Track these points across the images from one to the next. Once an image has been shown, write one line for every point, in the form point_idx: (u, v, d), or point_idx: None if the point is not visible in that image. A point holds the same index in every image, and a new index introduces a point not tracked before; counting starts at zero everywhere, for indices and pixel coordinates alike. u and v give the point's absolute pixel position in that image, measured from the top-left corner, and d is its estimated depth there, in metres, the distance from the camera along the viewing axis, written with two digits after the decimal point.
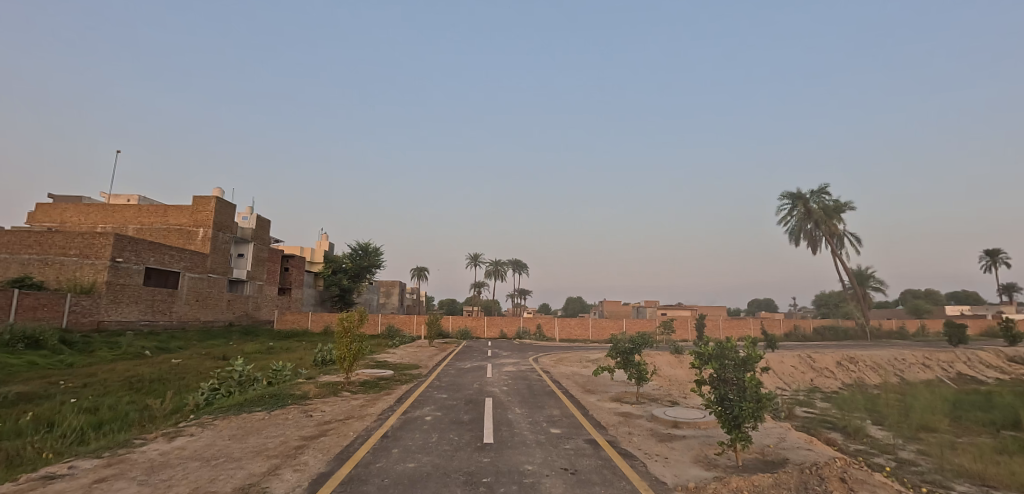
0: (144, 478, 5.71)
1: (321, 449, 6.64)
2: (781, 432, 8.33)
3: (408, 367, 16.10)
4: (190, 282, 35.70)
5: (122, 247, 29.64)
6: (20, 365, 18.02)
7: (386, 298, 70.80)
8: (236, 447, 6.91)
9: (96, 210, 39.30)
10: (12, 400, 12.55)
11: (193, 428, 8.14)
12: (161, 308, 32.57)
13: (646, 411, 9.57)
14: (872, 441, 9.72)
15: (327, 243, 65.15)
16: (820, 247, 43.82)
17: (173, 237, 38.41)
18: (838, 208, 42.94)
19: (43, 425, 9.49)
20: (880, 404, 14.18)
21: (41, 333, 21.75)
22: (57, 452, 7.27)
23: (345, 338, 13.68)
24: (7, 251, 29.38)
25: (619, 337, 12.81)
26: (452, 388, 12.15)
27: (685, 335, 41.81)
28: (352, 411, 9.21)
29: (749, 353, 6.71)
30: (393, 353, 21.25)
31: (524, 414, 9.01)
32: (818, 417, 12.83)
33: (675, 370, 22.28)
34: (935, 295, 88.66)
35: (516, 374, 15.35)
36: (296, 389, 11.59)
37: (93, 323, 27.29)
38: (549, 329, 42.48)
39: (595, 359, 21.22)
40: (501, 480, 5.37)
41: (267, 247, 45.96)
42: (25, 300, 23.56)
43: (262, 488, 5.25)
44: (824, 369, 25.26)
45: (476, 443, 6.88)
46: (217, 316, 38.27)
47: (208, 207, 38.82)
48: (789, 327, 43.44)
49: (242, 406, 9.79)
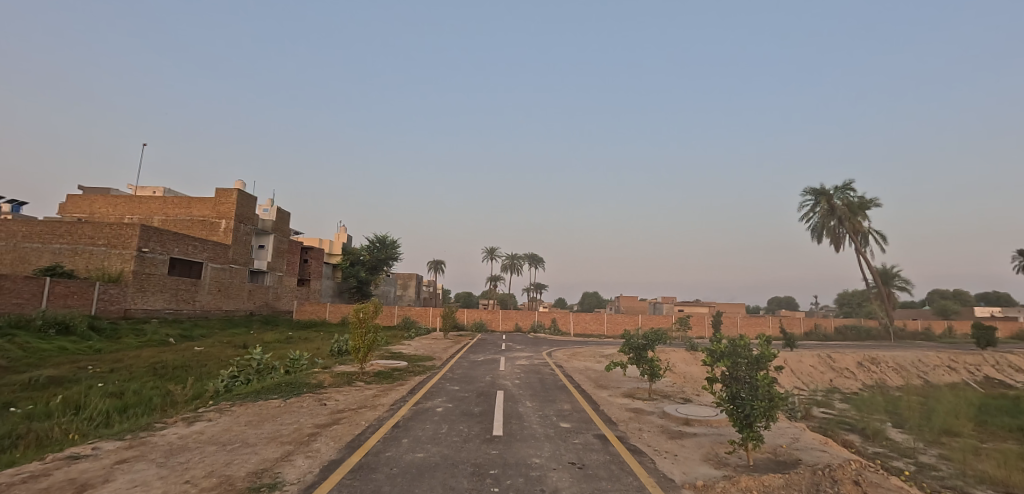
0: (162, 461, 5.89)
1: (334, 437, 6.76)
2: (795, 432, 8.17)
3: (421, 360, 16.23)
4: (213, 272, 36.67)
5: (148, 237, 30.44)
6: (51, 350, 18.80)
7: (404, 291, 71.83)
8: (252, 433, 7.10)
9: (124, 202, 40.56)
10: (44, 383, 13.12)
11: (211, 414, 8.40)
12: (185, 297, 33.50)
13: (657, 408, 9.50)
14: (891, 444, 9.48)
15: (344, 235, 65.98)
16: (843, 244, 42.71)
17: (197, 228, 39.39)
18: (863, 205, 41.82)
19: (71, 407, 9.91)
20: (902, 406, 13.77)
21: (71, 319, 22.58)
22: (83, 433, 7.57)
23: (360, 329, 13.78)
24: (39, 241, 30.33)
25: (632, 332, 12.67)
26: (464, 381, 12.17)
27: (702, 332, 41.38)
28: (365, 400, 9.35)
29: (762, 351, 6.59)
30: (408, 345, 21.47)
31: (535, 407, 9.05)
32: (836, 418, 12.57)
33: (690, 368, 22.08)
34: (965, 295, 85.99)
35: (530, 367, 15.41)
36: (312, 378, 11.82)
37: (120, 311, 28.26)
38: (564, 324, 42.45)
39: (610, 355, 21.20)
40: (508, 473, 5.39)
41: (287, 239, 46.77)
42: (57, 287, 24.52)
43: (274, 474, 5.35)
44: (844, 369, 24.73)
45: (485, 435, 6.92)
46: (238, 306, 39.21)
47: (229, 199, 39.61)
48: (809, 326, 42.59)
49: (259, 394, 10.05)
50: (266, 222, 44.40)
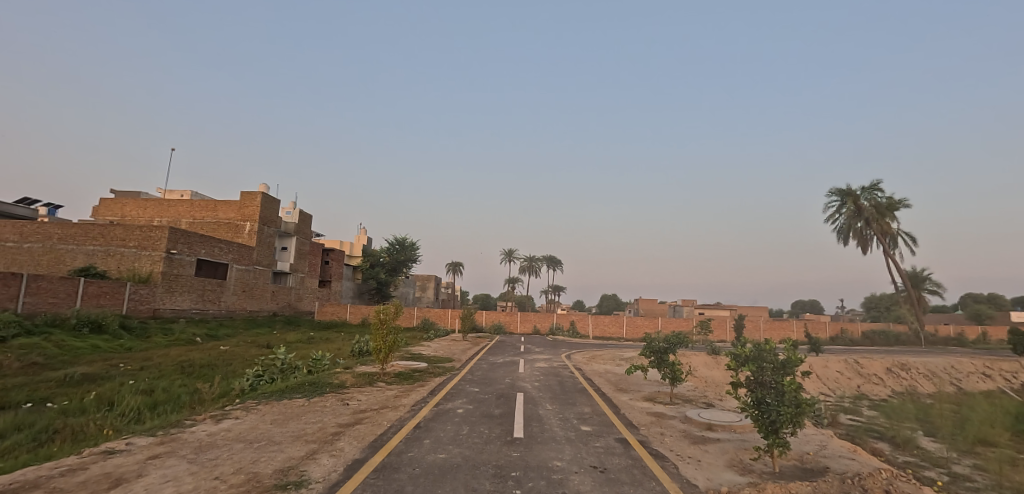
0: (192, 457, 6.06)
1: (356, 436, 6.85)
2: (822, 439, 7.97)
3: (441, 361, 16.35)
4: (238, 273, 37.55)
5: (176, 239, 31.35)
6: (85, 348, 19.49)
7: (423, 292, 72.43)
8: (277, 431, 7.24)
9: (154, 205, 41.83)
10: (78, 380, 13.63)
11: (237, 412, 8.60)
12: (211, 297, 34.39)
13: (679, 412, 9.37)
14: (923, 453, 9.18)
15: (365, 237, 66.85)
16: (871, 246, 41.52)
17: (223, 231, 40.41)
18: (892, 206, 40.62)
19: (104, 403, 10.28)
20: (934, 415, 13.30)
21: (103, 318, 23.36)
22: (117, 429, 7.85)
23: (380, 330, 13.93)
24: (74, 243, 31.50)
25: (653, 335, 12.51)
26: (484, 382, 12.22)
27: (723, 335, 40.73)
28: (386, 401, 9.45)
29: (788, 356, 6.48)
30: (428, 346, 21.68)
31: (555, 410, 9.00)
32: (864, 425, 12.21)
33: (711, 372, 21.74)
34: (1000, 300, 82.67)
35: (549, 370, 15.38)
36: (335, 378, 12.02)
37: (150, 310, 29.14)
38: (583, 326, 42.19)
39: (629, 358, 21.02)
40: (530, 475, 5.39)
41: (309, 241, 47.61)
42: (90, 288, 25.42)
43: (300, 471, 5.46)
44: (872, 375, 24.02)
45: (505, 437, 6.92)
46: (262, 306, 40.05)
47: (254, 202, 40.52)
48: (835, 330, 41.50)
49: (283, 393, 10.23)
50: (289, 224, 45.29)
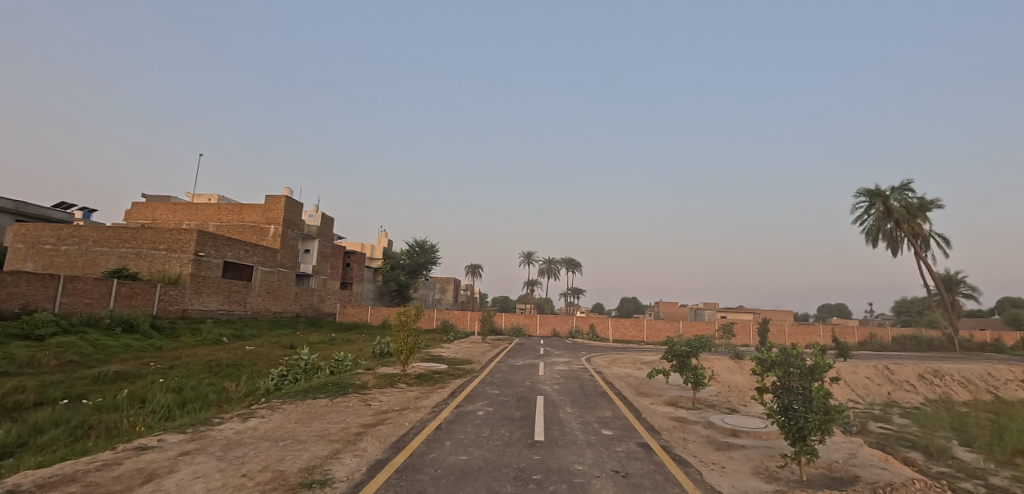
0: (220, 454, 6.22)
1: (379, 436, 6.94)
2: (851, 447, 7.76)
3: (461, 363, 16.40)
4: (263, 275, 38.44)
5: (204, 242, 32.25)
6: (118, 347, 20.16)
7: (442, 294, 72.93)
8: (302, 430, 7.39)
9: (182, 209, 43.08)
10: (111, 377, 14.10)
11: (263, 411, 8.80)
12: (237, 298, 35.27)
13: (703, 418, 9.22)
14: (958, 464, 8.83)
15: (385, 240, 67.63)
16: (901, 248, 40.20)
17: (248, 233, 41.43)
18: (923, 206, 39.28)
19: (136, 401, 10.62)
20: (969, 423, 12.80)
21: (135, 318, 24.14)
22: (148, 426, 8.09)
23: (401, 331, 14.06)
24: (108, 245, 32.67)
25: (675, 339, 12.34)
26: (503, 384, 12.23)
27: (746, 339, 39.96)
28: (407, 402, 9.52)
29: (816, 361, 6.31)
30: (447, 348, 21.82)
31: (576, 413, 8.96)
32: (895, 433, 11.82)
33: (735, 376, 21.35)
34: None
35: (569, 373, 15.32)
36: (357, 379, 12.18)
37: (179, 311, 30.02)
38: (603, 329, 41.88)
39: (650, 362, 20.77)
40: (551, 479, 5.38)
41: (331, 244, 48.42)
42: (123, 288, 26.33)
43: (324, 470, 5.55)
44: (903, 382, 23.24)
45: (527, 440, 6.92)
46: (285, 308, 40.90)
47: (278, 206, 41.39)
48: (863, 335, 40.30)
49: (307, 393, 10.41)
50: (311, 227, 46.16)
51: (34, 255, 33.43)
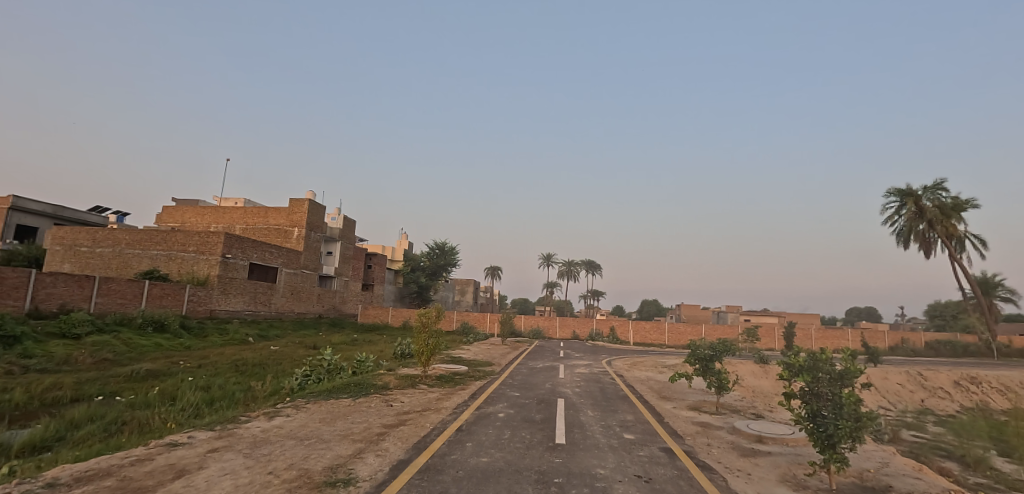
0: (248, 452, 6.37)
1: (401, 437, 7.01)
2: (883, 456, 7.51)
3: (481, 365, 16.44)
4: (287, 277, 39.24)
5: (231, 244, 33.12)
6: (150, 346, 20.83)
7: (461, 296, 73.30)
8: (326, 429, 7.51)
9: (211, 212, 44.31)
10: (143, 375, 14.59)
11: (288, 410, 8.98)
12: (262, 299, 36.08)
13: (727, 423, 9.04)
14: (998, 475, 8.45)
15: (406, 242, 68.37)
16: (935, 249, 38.79)
17: (273, 236, 42.37)
18: (958, 206, 37.84)
19: (167, 398, 10.95)
20: (1009, 433, 12.25)
21: (165, 318, 24.90)
22: (179, 423, 8.34)
23: (422, 333, 14.18)
24: (140, 248, 33.81)
25: (698, 342, 12.14)
26: (524, 387, 12.21)
27: (771, 343, 39.06)
28: (428, 403, 9.60)
29: (846, 366, 6.12)
30: (467, 350, 21.90)
31: (596, 417, 8.89)
32: (929, 442, 11.39)
33: (759, 381, 20.90)
34: None
35: (590, 375, 15.21)
36: (379, 379, 12.32)
37: (207, 311, 30.86)
38: (623, 332, 41.48)
39: (672, 365, 20.49)
40: (573, 482, 5.35)
41: (353, 246, 49.18)
42: (154, 289, 27.21)
43: (348, 470, 5.63)
44: (938, 388, 22.39)
45: (548, 443, 6.89)
46: (308, 309, 41.68)
47: (302, 208, 42.24)
48: (894, 340, 38.98)
49: (330, 393, 10.58)
50: (334, 230, 46.97)
51: (71, 258, 34.76)
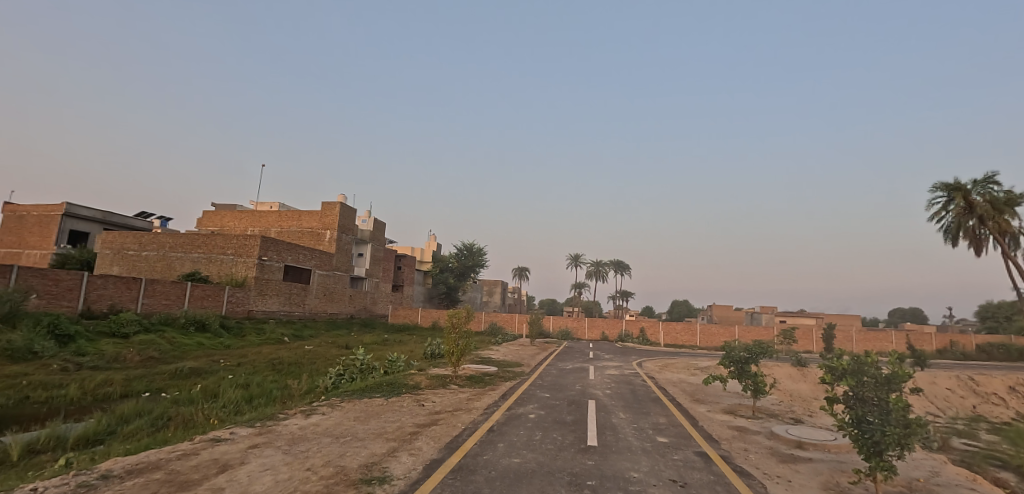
0: (286, 448, 6.56)
1: (433, 436, 7.09)
2: (933, 465, 7.14)
3: (511, 365, 16.46)
4: (320, 278, 40.29)
5: (267, 247, 34.24)
6: (192, 345, 21.73)
7: (489, 297, 73.66)
8: (360, 428, 7.66)
9: (247, 216, 45.88)
10: (186, 372, 15.25)
11: (323, 408, 9.21)
12: (297, 300, 37.14)
13: (765, 428, 8.75)
14: None
15: (434, 243, 69.17)
16: (986, 247, 36.68)
17: (306, 238, 43.58)
18: (1012, 200, 35.63)
19: (208, 395, 11.43)
20: None
21: (207, 318, 25.93)
22: (221, 419, 8.68)
23: (452, 334, 14.30)
24: (182, 251, 35.33)
25: (732, 344, 11.81)
26: (554, 388, 12.15)
27: (809, 345, 37.72)
28: (459, 403, 9.67)
29: (894, 370, 5.84)
30: (496, 351, 22.00)
31: (629, 419, 8.78)
32: (983, 451, 10.75)
33: (797, 384, 20.21)
34: None
35: (620, 377, 15.02)
36: (410, 379, 12.50)
37: (245, 311, 32.00)
38: (653, 333, 40.85)
39: (704, 368, 20.06)
40: (606, 485, 5.30)
41: (383, 247, 50.08)
42: (196, 291, 28.38)
43: (382, 468, 5.73)
44: (991, 395, 21.13)
45: (579, 445, 6.84)
46: (341, 309, 42.69)
47: (333, 211, 43.28)
48: (942, 343, 37.07)
49: (363, 392, 10.79)
50: (364, 232, 47.93)
51: (119, 260, 36.65)
